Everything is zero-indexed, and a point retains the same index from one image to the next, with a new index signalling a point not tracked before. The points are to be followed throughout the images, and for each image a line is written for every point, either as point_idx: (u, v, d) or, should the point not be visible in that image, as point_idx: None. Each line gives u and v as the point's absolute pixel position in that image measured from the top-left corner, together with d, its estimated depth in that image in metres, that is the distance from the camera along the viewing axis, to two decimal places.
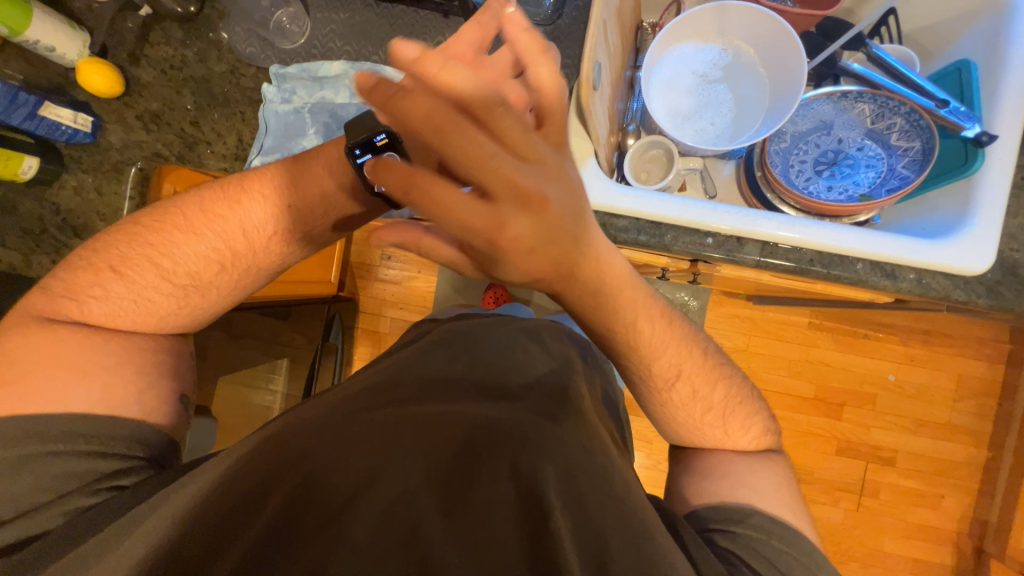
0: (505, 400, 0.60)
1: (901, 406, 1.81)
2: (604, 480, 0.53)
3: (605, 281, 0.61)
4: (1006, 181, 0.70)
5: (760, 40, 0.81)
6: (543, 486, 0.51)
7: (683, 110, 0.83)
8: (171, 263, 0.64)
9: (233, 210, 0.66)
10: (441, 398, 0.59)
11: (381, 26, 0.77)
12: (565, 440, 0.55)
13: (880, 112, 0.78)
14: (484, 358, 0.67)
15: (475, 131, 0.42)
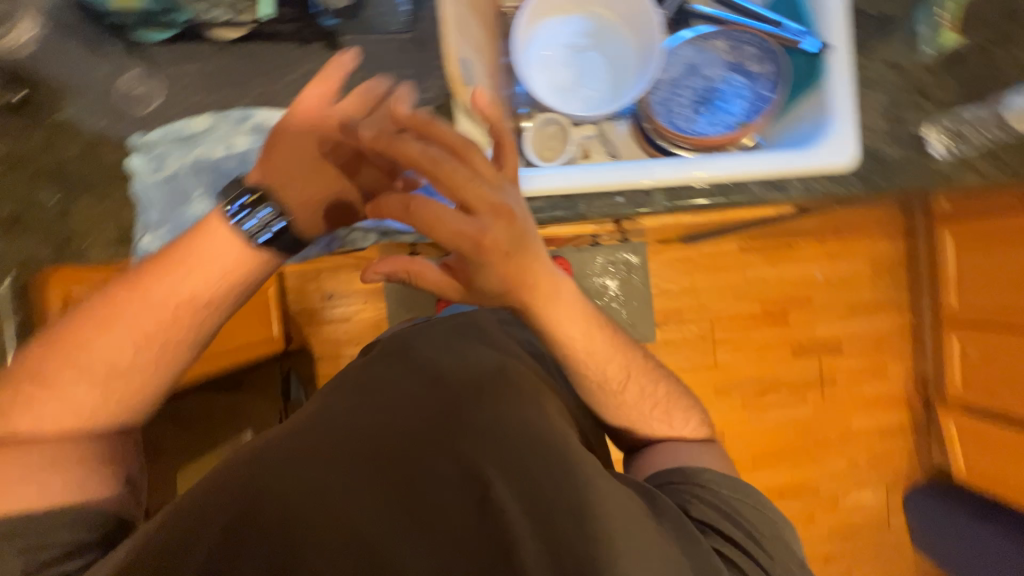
0: (463, 406, 0.60)
1: (834, 299, 2.00)
2: (556, 467, 0.55)
3: (540, 281, 0.63)
4: (852, 86, 0.78)
5: (615, 3, 0.85)
6: (503, 488, 0.52)
7: (564, 83, 0.87)
8: (97, 360, 0.59)
9: (138, 292, 0.60)
10: (396, 419, 0.58)
11: (240, 66, 0.72)
12: (516, 436, 0.58)
13: (733, 45, 0.85)
14: (437, 367, 0.67)
15: (456, 160, 0.56)
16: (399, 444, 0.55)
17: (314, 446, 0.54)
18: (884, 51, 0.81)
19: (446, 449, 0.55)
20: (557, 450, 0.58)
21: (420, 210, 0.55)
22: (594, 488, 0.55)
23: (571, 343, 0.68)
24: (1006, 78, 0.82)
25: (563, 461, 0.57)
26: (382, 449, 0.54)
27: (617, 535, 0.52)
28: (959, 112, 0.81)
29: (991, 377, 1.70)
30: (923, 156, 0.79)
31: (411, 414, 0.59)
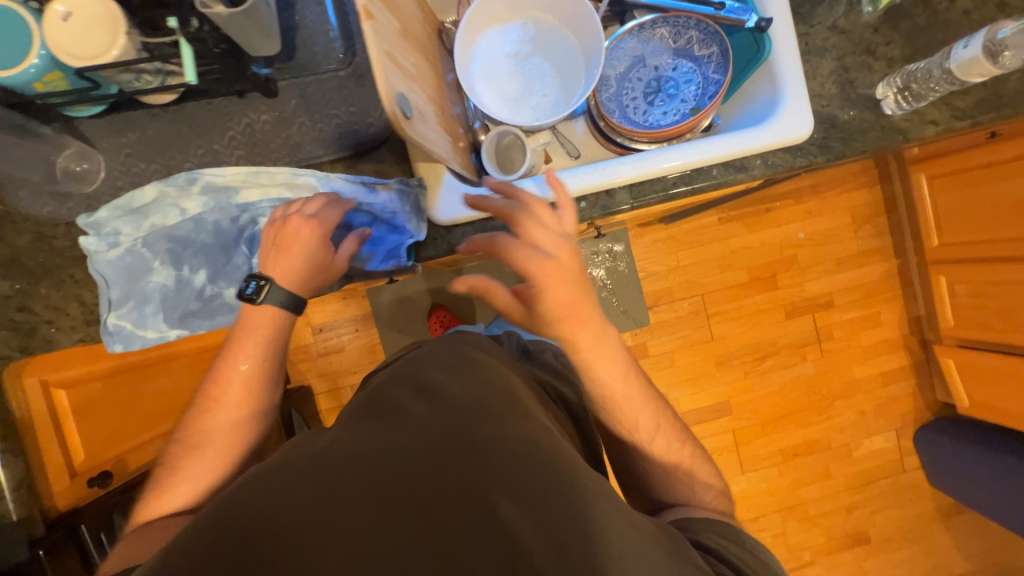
0: (461, 418, 0.54)
1: (820, 255, 2.01)
2: (561, 481, 0.48)
3: (563, 324, 0.66)
4: (796, 56, 0.78)
5: (552, 6, 0.83)
6: (507, 511, 0.45)
7: (513, 93, 0.85)
8: (203, 439, 0.72)
9: (228, 365, 0.74)
10: (385, 439, 0.51)
11: (178, 129, 0.70)
12: (517, 443, 0.51)
13: (677, 31, 0.83)
14: (432, 379, 0.61)
15: (541, 209, 0.66)
16: (389, 461, 0.48)
17: (307, 473, 0.48)
18: (826, 15, 0.80)
19: (441, 467, 0.48)
20: (563, 462, 0.51)
21: (502, 244, 0.63)
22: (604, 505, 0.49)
23: (607, 384, 0.72)
24: (949, 25, 0.82)
25: (568, 471, 0.50)
26: (364, 474, 0.47)
27: (627, 555, 0.46)
28: (907, 66, 0.81)
29: (981, 311, 1.72)
30: (876, 115, 0.81)
31: (402, 431, 0.52)
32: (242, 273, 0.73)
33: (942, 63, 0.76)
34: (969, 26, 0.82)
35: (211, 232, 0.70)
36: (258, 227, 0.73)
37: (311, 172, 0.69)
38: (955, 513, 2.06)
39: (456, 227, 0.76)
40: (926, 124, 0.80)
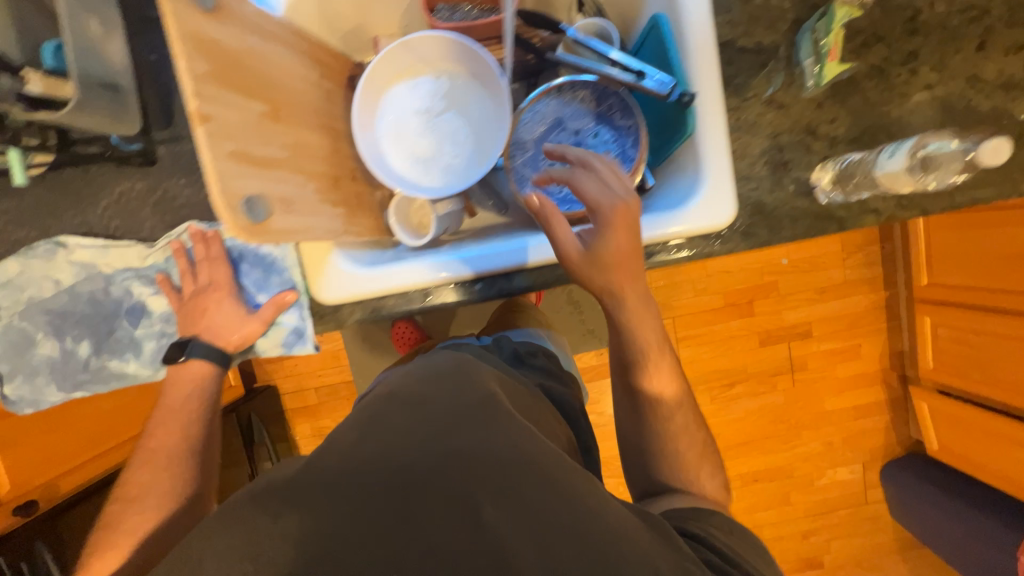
0: (446, 417, 0.49)
1: (802, 282, 1.92)
2: (548, 490, 0.43)
3: (616, 272, 0.64)
4: (721, 134, 0.71)
5: (465, 61, 0.77)
6: (492, 518, 0.40)
7: (422, 153, 0.80)
8: (147, 490, 0.69)
9: (148, 442, 0.74)
10: (362, 448, 0.45)
11: (52, 197, 0.68)
12: (502, 446, 0.46)
13: (598, 95, 0.77)
14: (413, 393, 0.54)
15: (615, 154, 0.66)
16: (363, 469, 0.43)
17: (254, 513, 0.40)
18: (761, 88, 0.72)
19: (415, 481, 0.42)
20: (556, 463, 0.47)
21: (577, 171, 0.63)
22: (597, 507, 0.45)
23: (653, 359, 0.70)
24: (906, 101, 0.73)
25: (557, 476, 0.45)
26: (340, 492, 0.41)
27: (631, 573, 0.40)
28: (852, 147, 0.73)
29: (960, 355, 1.62)
30: (810, 202, 0.73)
31: (387, 434, 0.47)
32: (126, 344, 0.73)
33: (869, 160, 0.69)
34: (929, 103, 0.73)
35: (87, 302, 0.71)
36: (134, 297, 0.72)
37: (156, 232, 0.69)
38: (916, 545, 2.05)
39: (343, 305, 0.73)
40: (866, 213, 0.73)
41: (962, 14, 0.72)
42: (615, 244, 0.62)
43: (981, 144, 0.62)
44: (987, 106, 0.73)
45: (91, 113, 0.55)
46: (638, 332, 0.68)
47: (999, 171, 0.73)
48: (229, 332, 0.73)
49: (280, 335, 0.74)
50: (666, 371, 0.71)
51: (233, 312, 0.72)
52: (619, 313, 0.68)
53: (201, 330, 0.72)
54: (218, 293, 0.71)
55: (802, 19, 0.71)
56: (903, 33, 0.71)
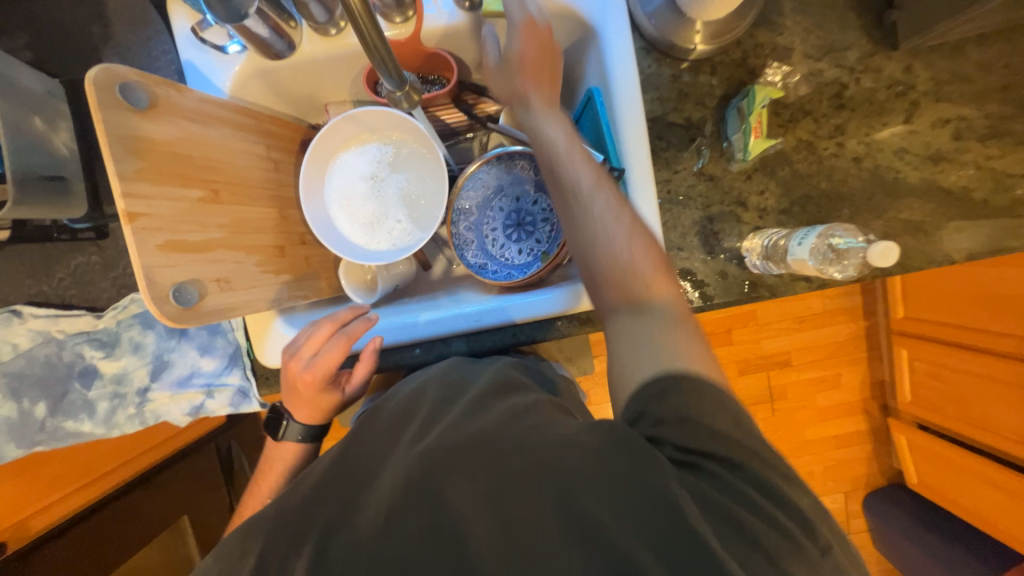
0: (413, 436, 0.59)
1: (782, 309, 1.77)
2: (505, 454, 0.50)
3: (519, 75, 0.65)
4: (650, 204, 0.71)
5: (408, 130, 0.81)
6: (446, 503, 0.49)
7: (368, 218, 0.82)
8: None
9: None
10: (347, 476, 0.57)
11: (13, 268, 0.71)
12: (459, 438, 0.53)
13: (535, 165, 0.81)
14: (396, 415, 0.64)
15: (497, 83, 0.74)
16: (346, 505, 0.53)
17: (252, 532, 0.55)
18: (690, 162, 0.74)
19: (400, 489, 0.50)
20: (513, 430, 0.52)
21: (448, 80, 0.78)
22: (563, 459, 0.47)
23: (625, 242, 0.56)
24: (834, 173, 0.74)
25: (511, 449, 0.50)
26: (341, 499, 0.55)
27: (605, 521, 0.43)
28: (781, 218, 0.75)
29: (937, 393, 1.58)
30: (741, 270, 0.74)
31: (373, 454, 0.59)
32: (80, 405, 0.77)
33: (784, 244, 0.70)
34: (858, 174, 0.74)
35: (42, 365, 0.74)
36: (86, 359, 0.75)
37: (111, 306, 0.72)
38: None
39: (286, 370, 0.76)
40: (797, 282, 0.73)
41: (889, 89, 0.73)
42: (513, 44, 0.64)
43: (871, 245, 0.64)
44: (915, 178, 0.74)
45: (32, 206, 0.59)
46: (568, 167, 0.60)
47: (928, 239, 0.74)
48: (324, 407, 0.76)
49: (226, 396, 0.77)
50: (623, 238, 0.56)
51: (341, 403, 0.77)
52: (554, 163, 0.61)
53: (298, 408, 0.76)
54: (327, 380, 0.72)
55: (730, 95, 0.74)
56: (830, 108, 0.74)
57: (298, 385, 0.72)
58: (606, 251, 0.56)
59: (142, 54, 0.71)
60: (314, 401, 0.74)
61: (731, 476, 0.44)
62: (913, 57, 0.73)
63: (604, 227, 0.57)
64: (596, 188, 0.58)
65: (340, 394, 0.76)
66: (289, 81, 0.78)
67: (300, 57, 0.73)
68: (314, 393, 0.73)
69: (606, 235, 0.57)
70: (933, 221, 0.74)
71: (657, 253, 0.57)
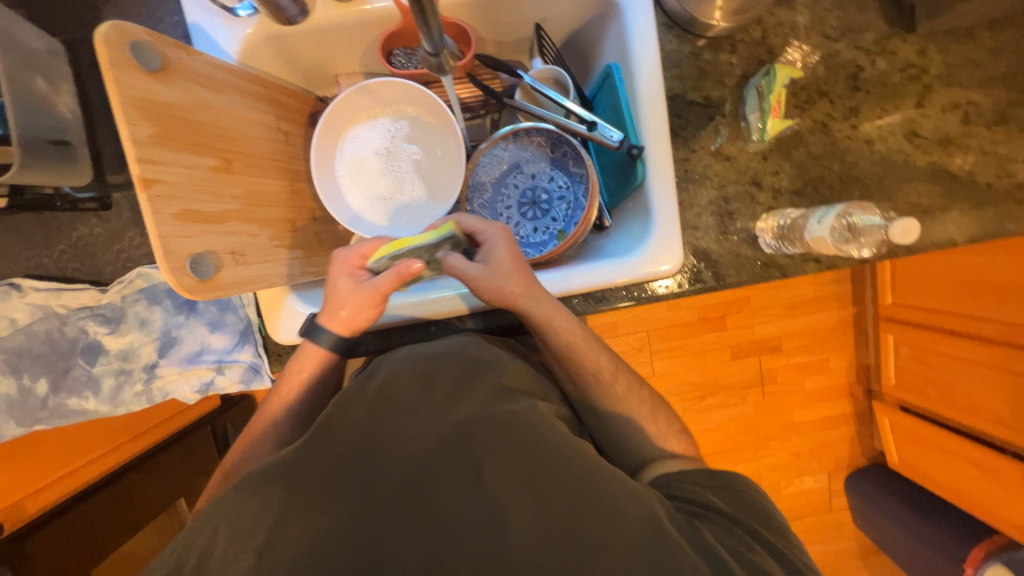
0: (432, 403, 0.58)
1: (775, 296, 1.81)
2: (543, 459, 0.54)
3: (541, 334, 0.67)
4: (667, 184, 0.71)
5: (423, 104, 0.79)
6: (490, 483, 0.53)
7: (381, 193, 0.81)
8: None
9: None
10: (367, 442, 0.55)
11: (11, 239, 0.68)
12: (498, 416, 0.56)
13: (552, 142, 0.80)
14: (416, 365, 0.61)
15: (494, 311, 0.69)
16: (372, 472, 0.53)
17: (250, 503, 0.52)
18: (708, 141, 0.75)
19: None
20: (557, 435, 0.56)
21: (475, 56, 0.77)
22: (589, 463, 0.54)
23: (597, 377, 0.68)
24: (847, 155, 0.75)
25: (546, 449, 0.54)
26: (356, 481, 0.53)
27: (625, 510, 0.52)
28: (795, 199, 0.75)
29: (921, 376, 1.63)
30: (754, 251, 0.75)
31: (385, 420, 0.56)
32: (84, 382, 0.75)
33: (800, 224, 0.72)
34: (870, 156, 0.76)
35: (44, 341, 0.72)
36: (90, 335, 0.73)
37: (115, 280, 0.70)
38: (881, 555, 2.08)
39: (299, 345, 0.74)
40: (808, 262, 0.74)
41: (903, 73, 0.74)
42: (500, 252, 0.66)
43: (893, 222, 0.67)
44: (924, 161, 0.76)
45: (38, 171, 0.57)
46: (570, 352, 0.67)
47: (931, 224, 0.76)
48: (343, 305, 0.66)
49: (236, 372, 0.76)
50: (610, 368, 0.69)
51: (367, 297, 0.65)
52: (568, 359, 0.67)
53: (331, 316, 0.67)
54: (358, 261, 0.67)
55: (749, 74, 0.74)
56: (846, 90, 0.74)
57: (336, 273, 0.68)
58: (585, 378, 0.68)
59: (146, 15, 0.67)
60: (343, 294, 0.66)
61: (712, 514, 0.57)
62: (927, 40, 0.74)
63: (580, 363, 0.67)
64: (575, 341, 0.67)
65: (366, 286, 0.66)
66: (299, 49, 0.75)
67: (312, 25, 0.71)
68: (344, 279, 0.66)
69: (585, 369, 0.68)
70: (938, 204, 0.76)
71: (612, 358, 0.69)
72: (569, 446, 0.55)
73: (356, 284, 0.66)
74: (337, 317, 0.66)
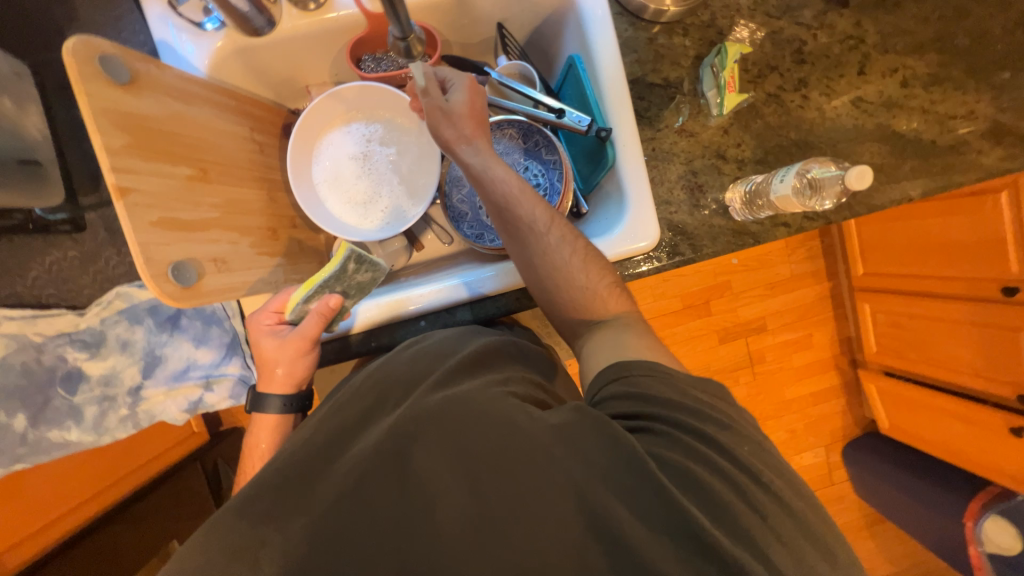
0: (396, 402, 0.57)
1: (754, 277, 1.85)
2: (477, 441, 0.47)
3: (463, 125, 0.60)
4: (637, 162, 0.74)
5: (395, 107, 0.81)
6: (422, 473, 0.47)
7: (359, 196, 0.82)
8: None
9: None
10: (323, 447, 0.52)
11: None
12: (428, 405, 0.51)
13: (525, 133, 0.84)
14: (385, 374, 0.61)
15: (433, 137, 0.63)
16: (327, 470, 0.49)
17: (230, 526, 0.46)
18: (672, 119, 0.78)
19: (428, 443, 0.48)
20: (500, 410, 0.49)
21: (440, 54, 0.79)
22: (533, 436, 0.46)
23: (549, 241, 0.61)
24: (802, 123, 0.80)
25: (480, 429, 0.48)
26: (312, 489, 0.48)
27: (586, 487, 0.43)
28: (758, 167, 0.79)
29: (900, 340, 1.68)
30: (726, 220, 0.78)
31: (352, 422, 0.55)
32: (66, 412, 0.73)
33: (767, 186, 0.75)
34: (822, 122, 0.80)
35: (19, 374, 0.68)
36: (70, 362, 0.72)
37: (94, 303, 0.69)
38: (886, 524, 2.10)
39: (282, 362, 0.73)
40: (778, 226, 0.78)
41: (843, 43, 0.80)
42: (461, 96, 0.60)
43: (848, 170, 0.69)
44: (873, 124, 0.81)
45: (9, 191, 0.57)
46: (519, 207, 0.60)
47: (886, 180, 0.81)
48: (276, 364, 0.71)
49: (226, 387, 0.77)
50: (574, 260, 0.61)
51: (297, 351, 0.70)
52: (502, 204, 0.60)
53: (268, 376, 0.71)
54: (272, 319, 0.70)
55: (702, 55, 0.79)
56: (793, 63, 0.79)
57: (254, 344, 0.71)
58: (533, 244, 0.61)
59: (111, 35, 0.68)
60: (271, 354, 0.70)
61: (719, 461, 0.45)
62: (861, 13, 0.80)
63: (527, 216, 0.60)
64: (521, 193, 0.60)
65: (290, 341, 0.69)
66: (268, 61, 0.76)
67: (280, 35, 0.72)
68: (265, 343, 0.70)
69: (532, 225, 0.61)
70: (890, 162, 0.81)
71: (566, 229, 0.62)
72: (512, 422, 0.48)
73: (280, 342, 0.69)
74: (273, 375, 0.71)
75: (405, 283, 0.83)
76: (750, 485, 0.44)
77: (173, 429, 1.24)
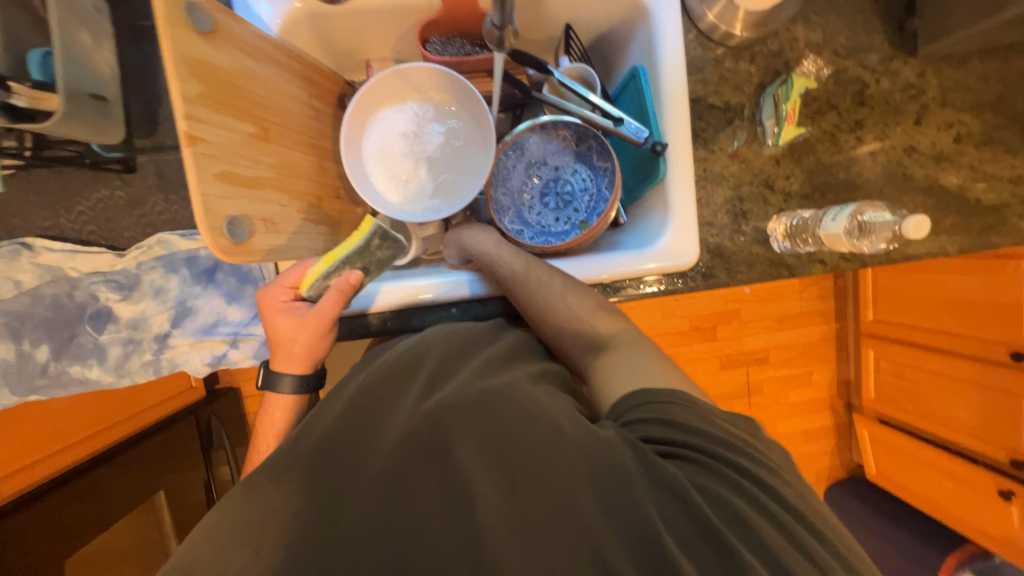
0: (428, 383, 0.57)
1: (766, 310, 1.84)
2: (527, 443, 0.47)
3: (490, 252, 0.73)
4: (687, 182, 0.75)
5: (453, 92, 0.81)
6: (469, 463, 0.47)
7: (404, 174, 0.81)
8: None
9: None
10: (358, 421, 0.52)
11: (25, 198, 0.66)
12: (476, 396, 0.52)
13: (579, 136, 0.84)
14: (414, 358, 0.61)
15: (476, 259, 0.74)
16: (361, 444, 0.49)
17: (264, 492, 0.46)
18: (727, 143, 0.79)
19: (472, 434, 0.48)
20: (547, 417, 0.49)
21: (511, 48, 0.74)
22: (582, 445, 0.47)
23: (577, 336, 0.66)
24: (852, 164, 0.80)
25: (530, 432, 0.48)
26: (344, 463, 0.48)
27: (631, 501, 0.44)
28: (804, 202, 0.80)
29: (901, 391, 1.68)
30: (765, 250, 0.78)
31: (385, 398, 0.55)
32: (90, 349, 0.73)
33: (814, 222, 0.76)
34: (872, 166, 0.81)
35: (50, 305, 0.69)
36: (100, 301, 0.71)
37: (134, 245, 0.69)
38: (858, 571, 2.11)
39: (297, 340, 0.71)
40: (814, 263, 0.78)
41: (904, 91, 0.80)
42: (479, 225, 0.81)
43: (906, 218, 0.70)
44: (921, 175, 0.81)
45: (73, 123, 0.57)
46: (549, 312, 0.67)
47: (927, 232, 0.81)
48: (293, 342, 0.69)
49: (251, 346, 0.77)
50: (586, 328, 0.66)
51: (312, 329, 0.69)
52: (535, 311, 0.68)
53: (284, 353, 0.70)
54: (288, 295, 0.70)
55: (765, 84, 0.79)
56: (852, 104, 0.80)
57: (270, 319, 0.69)
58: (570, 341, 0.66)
59: None
60: (287, 331, 0.68)
61: (758, 499, 0.46)
62: (926, 64, 0.80)
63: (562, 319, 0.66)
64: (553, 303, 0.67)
65: (307, 318, 0.68)
66: (336, 29, 0.76)
67: (354, 5, 0.72)
68: (281, 320, 0.69)
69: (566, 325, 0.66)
70: (932, 215, 0.82)
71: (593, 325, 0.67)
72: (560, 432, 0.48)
73: (298, 320, 0.68)
74: (292, 353, 0.70)
75: (430, 270, 0.83)
76: (779, 513, 0.45)
77: (171, 382, 1.24)
